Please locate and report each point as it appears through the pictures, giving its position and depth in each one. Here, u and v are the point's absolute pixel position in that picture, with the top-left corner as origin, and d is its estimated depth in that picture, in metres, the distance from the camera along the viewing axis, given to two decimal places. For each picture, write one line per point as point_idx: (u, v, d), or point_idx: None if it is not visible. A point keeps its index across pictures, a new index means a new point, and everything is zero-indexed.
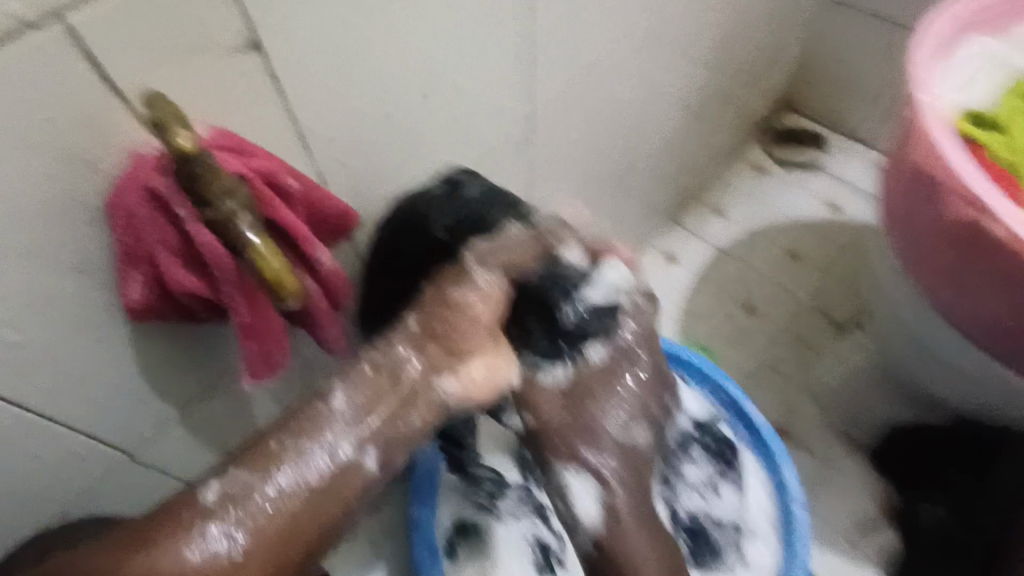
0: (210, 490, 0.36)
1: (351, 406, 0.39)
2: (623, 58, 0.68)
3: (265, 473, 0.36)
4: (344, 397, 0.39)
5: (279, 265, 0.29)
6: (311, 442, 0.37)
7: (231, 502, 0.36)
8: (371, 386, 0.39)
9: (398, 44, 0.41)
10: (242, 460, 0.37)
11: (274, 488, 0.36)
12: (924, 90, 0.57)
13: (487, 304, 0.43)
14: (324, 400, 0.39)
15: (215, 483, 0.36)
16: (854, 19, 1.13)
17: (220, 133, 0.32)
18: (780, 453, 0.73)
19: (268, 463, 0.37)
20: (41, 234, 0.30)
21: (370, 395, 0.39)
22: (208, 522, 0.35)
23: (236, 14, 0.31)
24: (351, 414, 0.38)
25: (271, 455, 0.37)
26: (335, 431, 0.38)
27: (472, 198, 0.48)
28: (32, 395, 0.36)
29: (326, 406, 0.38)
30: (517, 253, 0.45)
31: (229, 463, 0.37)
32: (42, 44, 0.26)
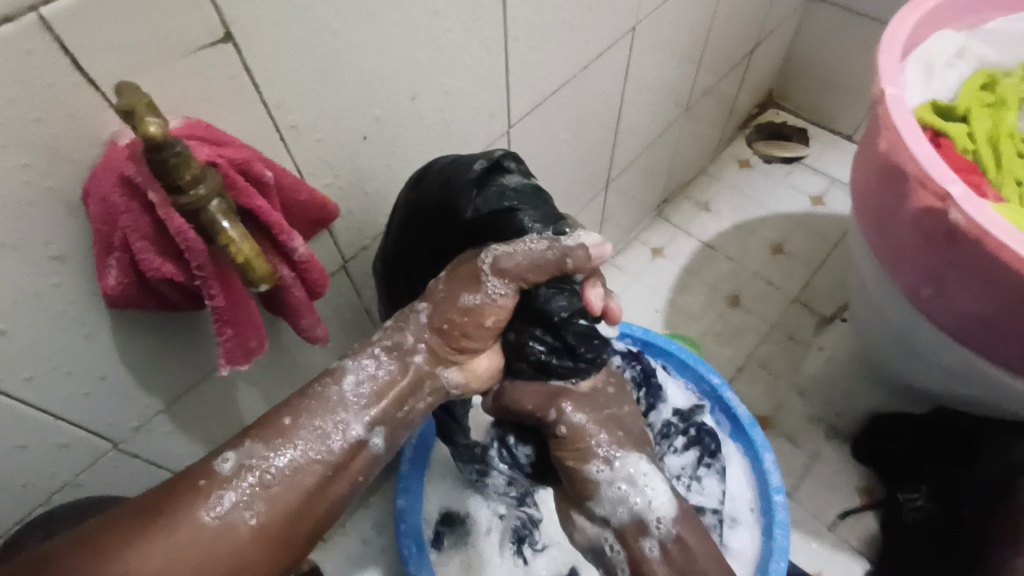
0: (226, 461, 0.36)
1: (367, 382, 0.40)
2: (602, 53, 0.69)
3: (277, 445, 0.36)
4: (356, 374, 0.40)
5: (249, 250, 0.30)
6: (326, 418, 0.38)
7: (246, 471, 0.36)
8: (387, 365, 0.41)
9: (372, 40, 0.42)
10: (256, 433, 0.37)
11: (285, 460, 0.36)
12: (891, 82, 0.59)
13: (497, 311, 0.43)
14: (337, 378, 0.39)
15: (231, 454, 0.36)
16: (836, 14, 1.14)
17: (193, 125, 0.33)
18: (760, 441, 0.75)
19: (280, 436, 0.37)
20: (20, 225, 0.31)
21: (389, 374, 0.40)
22: (219, 488, 0.35)
23: (207, 6, 0.32)
24: (366, 389, 0.39)
25: (284, 429, 0.37)
26: (350, 408, 0.39)
27: (509, 186, 0.46)
28: (17, 385, 0.37)
29: (339, 384, 0.39)
30: (530, 273, 0.43)
31: (240, 436, 0.37)
32: (15, 35, 0.26)
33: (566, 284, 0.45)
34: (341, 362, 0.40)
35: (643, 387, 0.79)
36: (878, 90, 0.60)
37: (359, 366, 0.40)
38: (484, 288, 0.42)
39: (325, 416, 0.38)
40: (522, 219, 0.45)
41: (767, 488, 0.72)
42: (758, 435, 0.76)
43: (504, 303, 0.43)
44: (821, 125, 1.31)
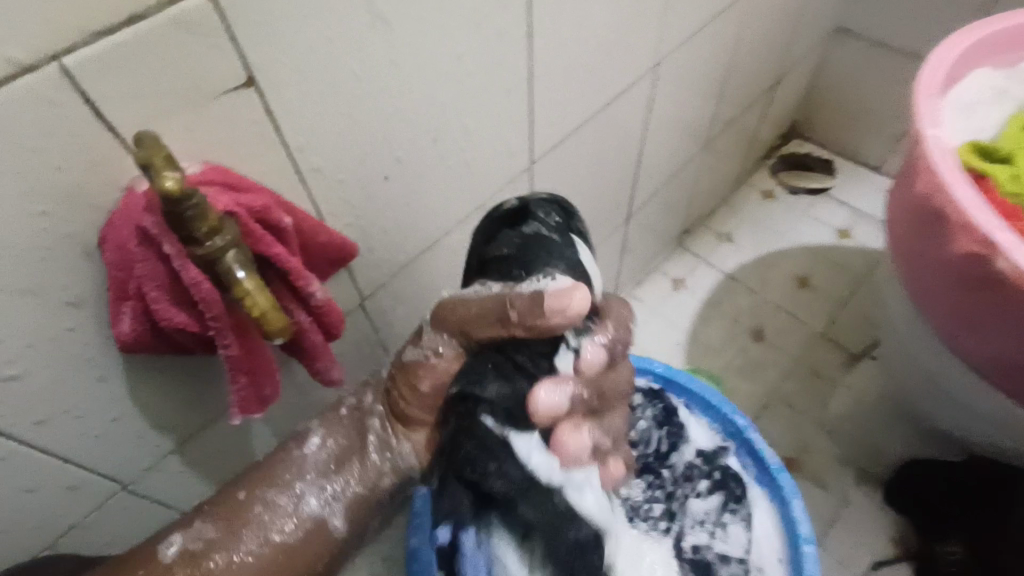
0: (170, 546, 0.39)
1: (326, 452, 0.43)
2: (626, 88, 0.69)
3: (225, 530, 0.39)
4: (308, 451, 0.43)
5: (265, 303, 0.29)
6: (274, 499, 0.40)
7: (187, 558, 0.39)
8: (338, 442, 0.44)
9: (396, 82, 0.41)
10: (205, 516, 0.40)
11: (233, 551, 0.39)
12: (930, 123, 0.57)
13: (433, 375, 0.43)
14: (290, 452, 0.42)
15: (174, 540, 0.39)
16: (862, 46, 1.13)
17: (213, 170, 0.32)
18: (788, 487, 0.70)
19: (228, 520, 0.39)
20: (37, 271, 0.31)
21: (337, 447, 0.43)
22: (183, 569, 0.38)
23: (232, 52, 0.32)
24: (310, 468, 0.42)
25: (238, 505, 0.40)
26: (296, 488, 0.41)
27: (521, 235, 0.43)
28: (27, 429, 0.36)
29: (288, 461, 0.42)
30: (468, 329, 0.41)
31: (185, 521, 0.40)
32: (36, 85, 0.26)
33: (506, 362, 0.41)
34: (301, 432, 0.44)
35: (664, 426, 0.77)
36: (916, 130, 0.58)
37: (314, 438, 0.43)
38: (427, 350, 0.43)
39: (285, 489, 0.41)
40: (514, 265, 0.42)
41: (794, 542, 0.66)
42: (786, 480, 0.71)
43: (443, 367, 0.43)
44: (847, 157, 1.29)
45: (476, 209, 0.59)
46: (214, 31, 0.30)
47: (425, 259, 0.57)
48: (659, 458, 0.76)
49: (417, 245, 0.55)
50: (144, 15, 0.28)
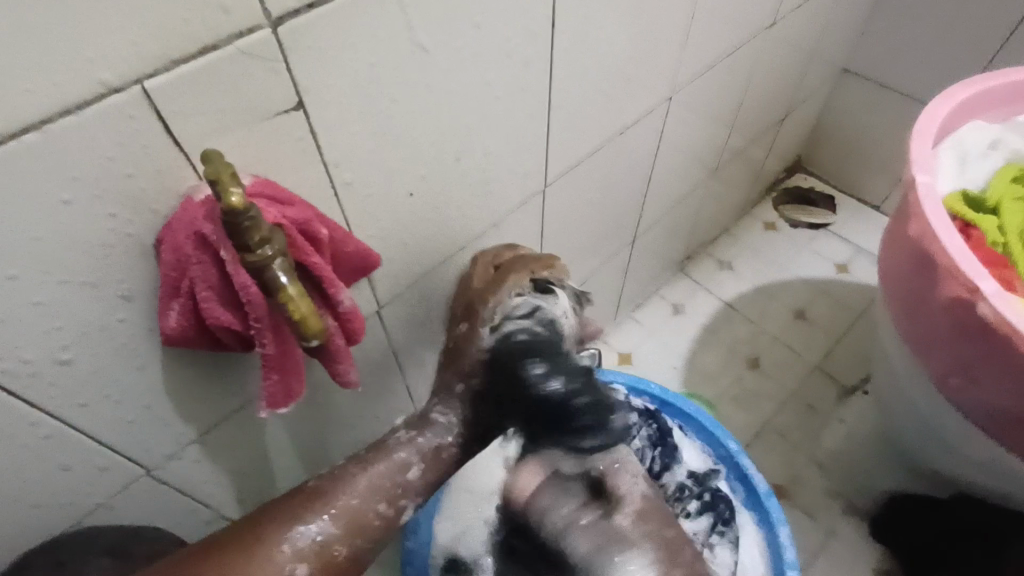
0: (300, 533, 0.40)
1: (417, 462, 0.46)
2: (640, 119, 0.72)
3: (316, 514, 0.41)
4: (405, 451, 0.46)
5: (305, 308, 0.33)
6: (371, 480, 0.44)
7: (301, 532, 0.40)
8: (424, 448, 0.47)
9: (428, 108, 0.45)
10: (306, 502, 0.42)
11: (318, 530, 0.41)
12: (922, 170, 0.61)
13: None
14: (384, 452, 0.46)
15: (305, 528, 0.41)
16: (866, 87, 1.15)
17: (263, 185, 0.36)
18: (776, 514, 0.71)
19: (324, 505, 0.42)
20: (99, 266, 0.34)
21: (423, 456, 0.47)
22: (298, 524, 0.41)
23: (286, 77, 0.35)
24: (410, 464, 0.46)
25: (320, 495, 0.42)
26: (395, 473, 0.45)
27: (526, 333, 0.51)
28: (72, 412, 0.39)
29: (388, 456, 0.46)
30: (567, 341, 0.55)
31: (303, 507, 0.41)
32: (121, 104, 0.30)
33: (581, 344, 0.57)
34: (387, 438, 0.47)
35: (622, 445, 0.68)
36: (909, 176, 0.61)
37: (402, 445, 0.47)
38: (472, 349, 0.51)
39: (384, 480, 0.44)
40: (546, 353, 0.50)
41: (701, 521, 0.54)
42: (774, 506, 0.72)
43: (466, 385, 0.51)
44: (848, 193, 1.32)
45: (489, 227, 0.62)
46: (273, 60, 0.34)
47: (440, 270, 0.60)
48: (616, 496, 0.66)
49: (433, 258, 0.58)
50: (217, 45, 0.31)
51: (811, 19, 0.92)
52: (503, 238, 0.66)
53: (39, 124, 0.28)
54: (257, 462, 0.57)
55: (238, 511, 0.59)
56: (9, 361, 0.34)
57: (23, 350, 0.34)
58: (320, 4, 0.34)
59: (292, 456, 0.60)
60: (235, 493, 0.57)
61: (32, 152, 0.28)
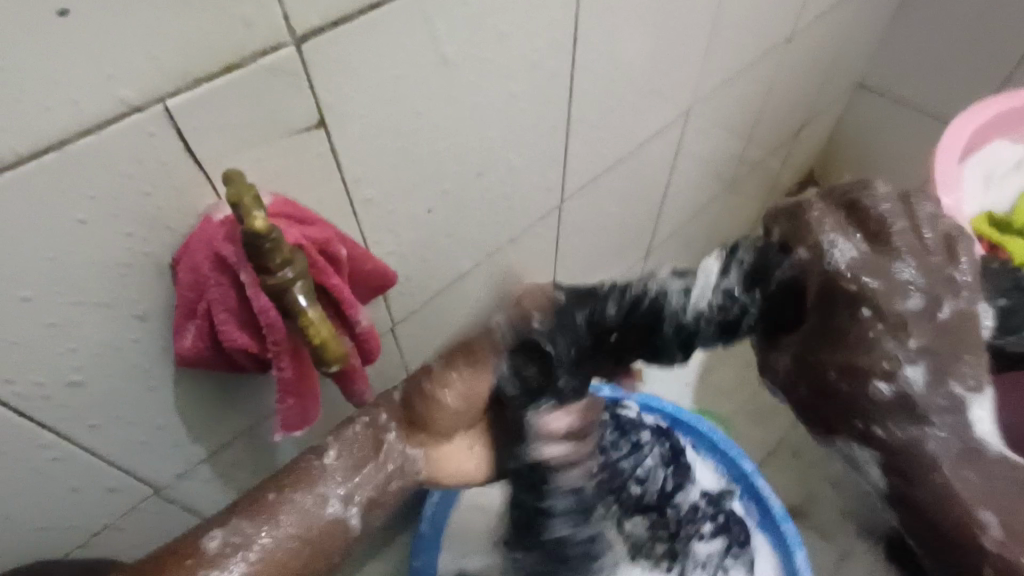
0: (212, 540, 0.36)
1: (343, 456, 0.40)
2: (659, 133, 0.71)
3: (245, 526, 0.36)
4: (334, 444, 0.41)
5: (326, 332, 0.32)
6: (296, 483, 0.38)
7: (224, 549, 0.36)
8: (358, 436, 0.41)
9: (451, 124, 0.44)
10: (234, 514, 0.37)
11: (244, 544, 0.36)
12: (948, 191, 0.59)
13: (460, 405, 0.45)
14: (317, 452, 0.40)
15: (215, 533, 0.36)
16: (882, 102, 1.14)
17: (283, 203, 0.35)
18: (792, 534, 0.61)
19: (249, 514, 0.37)
20: (115, 286, 0.33)
21: (358, 449, 0.41)
22: (223, 531, 0.36)
23: (309, 95, 0.34)
24: (336, 455, 0.40)
25: (250, 505, 0.37)
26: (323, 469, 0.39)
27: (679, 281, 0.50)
28: (82, 433, 0.38)
29: (317, 454, 0.40)
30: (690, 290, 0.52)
31: (222, 515, 0.37)
32: (141, 123, 0.29)
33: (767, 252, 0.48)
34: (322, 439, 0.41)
35: (670, 465, 0.68)
36: (934, 196, 0.60)
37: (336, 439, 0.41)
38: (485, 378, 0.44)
39: (314, 468, 0.39)
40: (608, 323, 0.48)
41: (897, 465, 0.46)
42: (791, 530, 0.62)
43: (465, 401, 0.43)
44: None
45: (506, 242, 0.61)
46: (296, 78, 0.33)
47: (456, 286, 0.59)
48: (674, 533, 0.65)
49: (450, 273, 0.57)
50: (240, 62, 0.31)
51: (829, 32, 0.91)
52: (520, 253, 0.65)
53: (57, 144, 0.27)
54: None
55: None
56: (21, 383, 0.33)
57: (35, 371, 0.33)
58: (344, 20, 0.33)
59: None
60: None
61: (50, 172, 0.27)
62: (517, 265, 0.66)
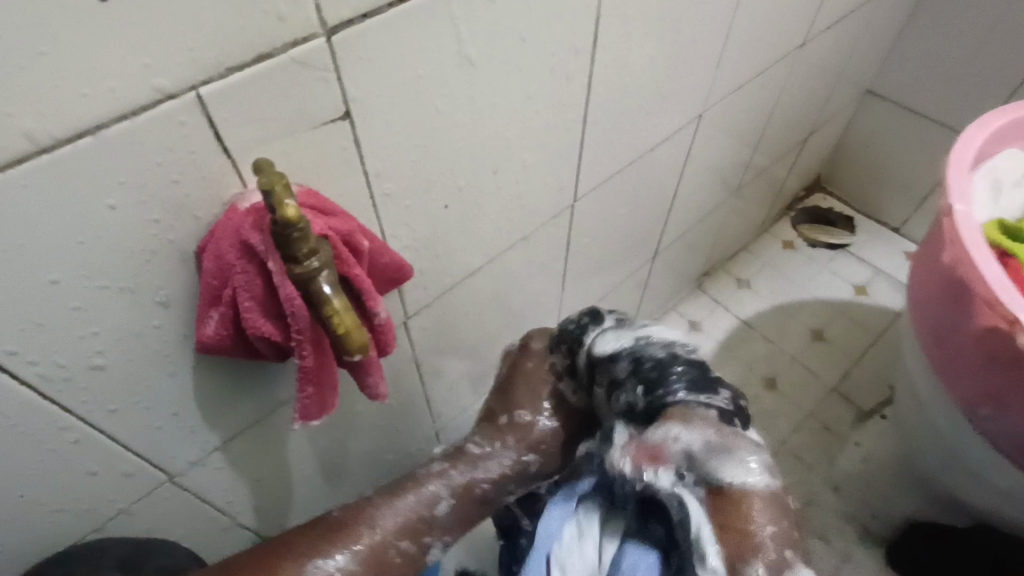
0: (323, 563, 0.39)
1: (448, 501, 0.46)
2: (670, 135, 0.71)
3: (345, 547, 0.41)
4: (438, 485, 0.46)
5: (350, 322, 0.33)
6: (398, 516, 0.44)
7: (325, 567, 0.39)
8: (458, 479, 0.47)
9: (471, 121, 0.45)
10: (339, 536, 0.41)
11: (339, 564, 0.40)
12: (959, 198, 0.60)
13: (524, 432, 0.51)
14: (419, 487, 0.46)
15: (326, 559, 0.40)
16: (891, 110, 1.14)
17: (309, 194, 0.36)
18: None
19: (353, 539, 0.41)
20: (140, 272, 0.33)
21: (456, 493, 0.47)
22: (314, 558, 0.39)
23: (335, 88, 0.35)
24: (440, 497, 0.46)
25: (353, 531, 0.42)
26: (426, 505, 0.45)
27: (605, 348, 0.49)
28: (102, 417, 0.38)
29: (420, 491, 0.45)
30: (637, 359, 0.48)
31: (327, 539, 0.41)
32: (173, 110, 0.29)
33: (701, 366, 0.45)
34: (419, 478, 0.47)
35: None
36: (945, 203, 0.60)
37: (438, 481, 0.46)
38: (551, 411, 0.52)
39: (414, 514, 0.44)
40: (618, 379, 0.46)
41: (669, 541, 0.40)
42: None
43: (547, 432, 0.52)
44: (868, 215, 1.31)
45: (519, 240, 0.61)
46: (324, 70, 0.33)
47: (467, 283, 0.60)
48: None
49: (463, 270, 0.57)
50: (270, 54, 0.31)
51: (841, 40, 0.92)
52: (531, 251, 0.65)
53: (92, 128, 0.27)
54: (277, 470, 0.56)
55: (255, 520, 0.58)
56: (45, 365, 0.33)
57: (59, 354, 0.33)
58: (372, 15, 0.33)
59: (311, 464, 0.59)
60: (254, 501, 0.56)
61: (84, 156, 0.28)
62: (527, 262, 0.66)
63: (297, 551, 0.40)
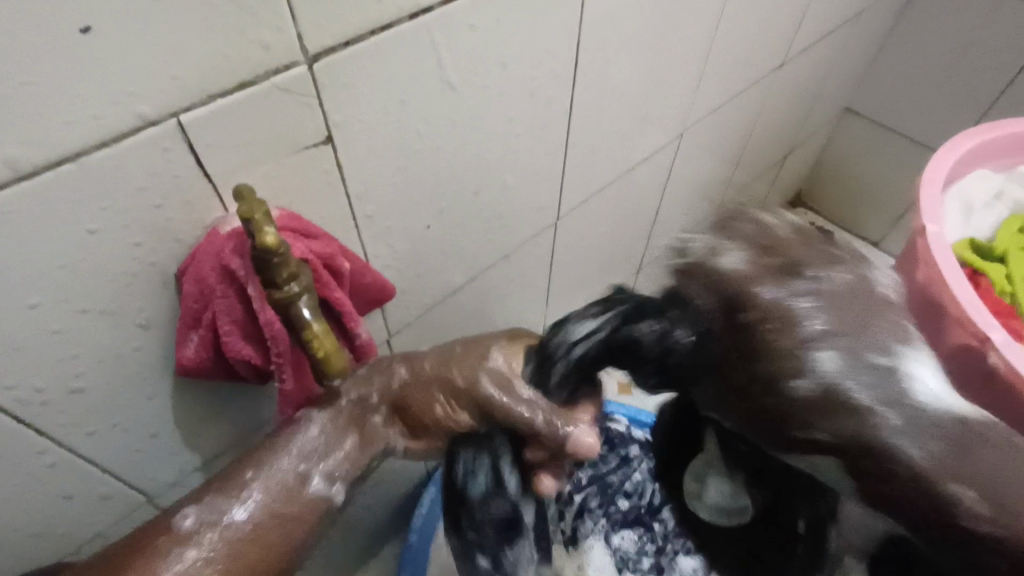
0: (186, 518, 0.34)
1: (324, 439, 0.36)
2: (651, 155, 0.73)
3: (225, 501, 0.34)
4: (323, 421, 0.37)
5: (329, 345, 0.34)
6: (279, 461, 0.36)
7: (206, 527, 0.34)
8: (341, 413, 0.37)
9: (452, 145, 0.45)
10: (217, 488, 0.35)
11: (211, 528, 0.34)
12: (931, 218, 0.61)
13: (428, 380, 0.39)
14: (301, 424, 0.37)
15: (190, 512, 0.34)
16: (868, 128, 1.17)
17: (290, 216, 0.36)
18: None
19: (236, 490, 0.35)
20: (120, 295, 0.33)
21: (334, 430, 0.37)
22: (186, 514, 0.34)
23: (317, 113, 0.35)
24: (322, 436, 0.37)
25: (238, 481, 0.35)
26: (304, 445, 0.36)
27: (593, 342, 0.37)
28: (80, 440, 0.38)
29: (302, 429, 0.37)
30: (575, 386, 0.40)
31: (200, 492, 0.35)
32: (157, 136, 0.29)
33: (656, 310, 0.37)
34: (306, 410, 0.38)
35: (657, 479, 0.64)
36: (919, 223, 0.62)
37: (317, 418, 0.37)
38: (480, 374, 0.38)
39: (294, 453, 0.36)
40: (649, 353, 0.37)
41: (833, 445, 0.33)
42: None
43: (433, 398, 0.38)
44: (848, 230, 1.34)
45: (501, 258, 0.62)
46: (308, 96, 0.34)
47: (450, 300, 0.60)
48: (659, 545, 0.61)
49: (446, 287, 0.58)
50: (252, 81, 0.31)
51: (819, 60, 0.94)
52: (514, 268, 0.66)
53: (74, 156, 0.28)
54: None
55: None
56: (22, 390, 0.33)
57: (37, 378, 0.33)
58: (354, 43, 0.34)
59: None
60: None
61: (65, 183, 0.28)
62: (510, 280, 0.67)
63: (174, 512, 0.35)
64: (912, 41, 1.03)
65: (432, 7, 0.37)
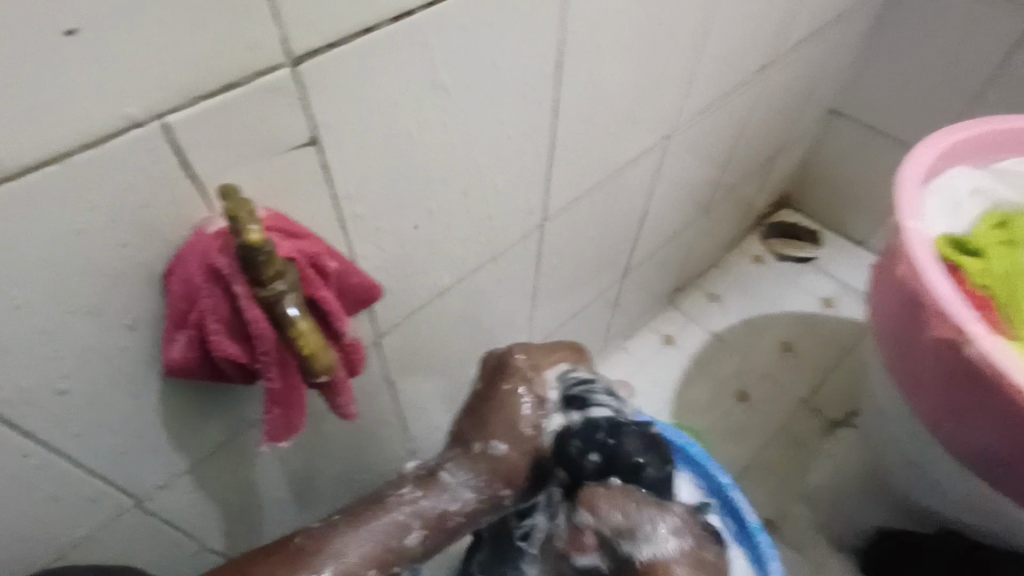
0: None
1: (418, 527, 0.47)
2: (639, 156, 0.74)
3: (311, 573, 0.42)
4: (408, 510, 0.47)
5: (314, 342, 0.34)
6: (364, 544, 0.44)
7: None
8: (427, 503, 0.48)
9: (439, 146, 0.46)
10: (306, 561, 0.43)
11: None
12: (911, 216, 0.63)
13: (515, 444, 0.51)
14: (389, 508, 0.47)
15: None
16: (852, 129, 1.19)
17: (276, 217, 0.36)
18: (766, 547, 0.65)
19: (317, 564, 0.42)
20: (107, 296, 0.34)
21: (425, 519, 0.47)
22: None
23: (303, 114, 0.36)
24: (409, 523, 0.46)
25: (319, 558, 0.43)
26: (393, 531, 0.46)
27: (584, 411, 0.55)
28: (67, 442, 0.38)
29: (389, 512, 0.46)
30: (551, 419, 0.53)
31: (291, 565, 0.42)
32: (141, 138, 0.30)
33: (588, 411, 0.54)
34: (392, 500, 0.47)
35: None
36: (899, 221, 0.63)
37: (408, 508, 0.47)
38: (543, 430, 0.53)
39: (381, 541, 0.45)
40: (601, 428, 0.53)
41: None
42: (765, 541, 0.66)
43: (507, 454, 0.51)
44: (834, 230, 1.35)
45: (490, 259, 0.63)
46: (294, 97, 0.34)
47: (439, 301, 0.60)
48: None
49: (436, 288, 0.58)
50: (237, 83, 0.32)
51: (802, 63, 0.95)
52: (503, 269, 0.66)
53: (59, 157, 0.28)
54: (248, 493, 0.56)
55: (225, 544, 0.57)
56: (8, 391, 0.33)
57: (23, 379, 0.33)
58: (339, 45, 0.34)
59: (283, 484, 0.59)
60: (225, 523, 0.56)
61: (50, 184, 0.28)
62: (500, 281, 0.67)
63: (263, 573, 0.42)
64: (894, 44, 1.05)
65: (418, 9, 0.37)
